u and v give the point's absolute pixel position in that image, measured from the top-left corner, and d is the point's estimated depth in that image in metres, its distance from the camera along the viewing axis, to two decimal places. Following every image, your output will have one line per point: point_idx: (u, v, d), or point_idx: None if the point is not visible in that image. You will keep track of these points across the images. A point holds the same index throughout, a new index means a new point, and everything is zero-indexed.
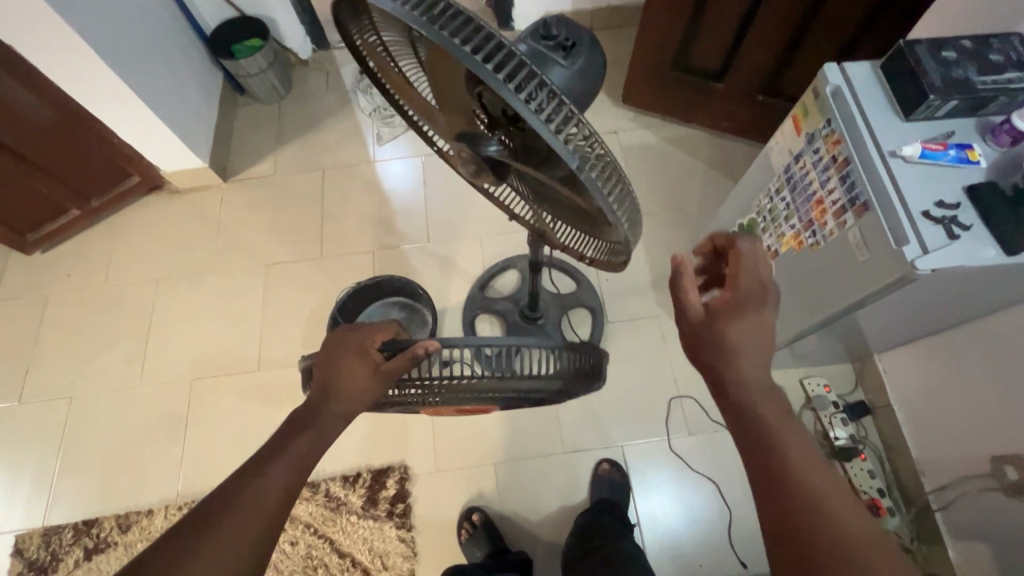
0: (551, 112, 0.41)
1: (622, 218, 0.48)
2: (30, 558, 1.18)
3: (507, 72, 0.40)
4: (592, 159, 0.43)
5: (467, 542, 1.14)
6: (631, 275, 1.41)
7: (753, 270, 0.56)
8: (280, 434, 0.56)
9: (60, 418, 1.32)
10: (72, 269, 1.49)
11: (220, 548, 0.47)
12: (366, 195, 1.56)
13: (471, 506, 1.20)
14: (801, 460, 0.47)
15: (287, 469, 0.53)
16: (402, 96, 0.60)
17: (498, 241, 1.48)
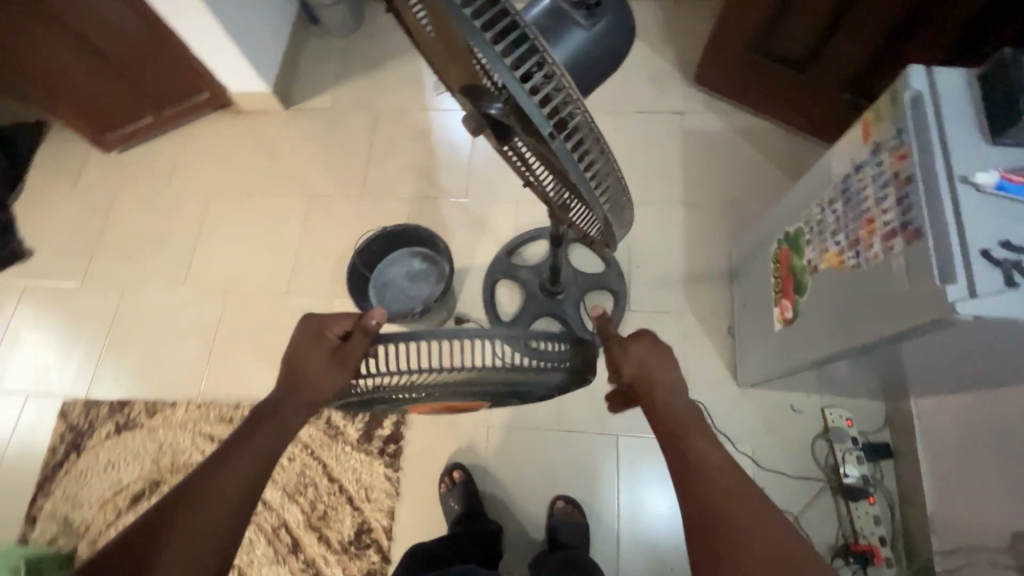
0: (530, 73, 0.39)
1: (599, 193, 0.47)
2: (72, 422, 1.33)
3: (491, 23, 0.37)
4: (569, 127, 0.42)
5: (448, 495, 1.18)
6: (664, 266, 1.35)
7: None
8: (246, 426, 0.63)
9: (113, 305, 1.45)
10: (141, 172, 1.60)
11: (189, 528, 0.56)
12: (415, 141, 1.56)
13: (454, 463, 1.23)
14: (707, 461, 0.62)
15: (251, 458, 0.61)
16: (418, 38, 0.58)
17: (535, 209, 1.45)
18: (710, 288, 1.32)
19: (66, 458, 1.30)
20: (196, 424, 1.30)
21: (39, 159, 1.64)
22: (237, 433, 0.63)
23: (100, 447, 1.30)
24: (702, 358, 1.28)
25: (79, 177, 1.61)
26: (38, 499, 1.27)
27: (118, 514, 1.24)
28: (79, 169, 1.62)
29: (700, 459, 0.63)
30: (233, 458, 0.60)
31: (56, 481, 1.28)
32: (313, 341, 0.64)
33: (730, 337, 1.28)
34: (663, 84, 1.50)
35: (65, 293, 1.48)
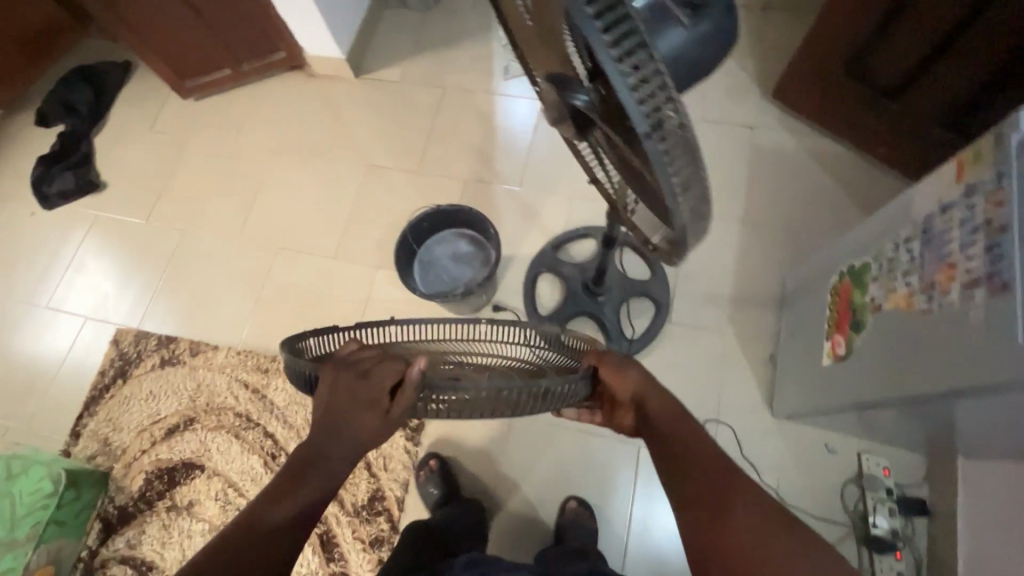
0: (635, 68, 0.37)
1: (683, 204, 0.45)
2: (122, 349, 1.40)
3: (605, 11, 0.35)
4: (666, 129, 0.39)
5: (427, 481, 1.20)
6: (713, 282, 1.31)
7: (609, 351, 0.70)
8: (291, 473, 0.57)
9: (173, 245, 1.52)
10: (213, 121, 1.66)
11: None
12: (477, 123, 1.56)
13: (430, 452, 1.24)
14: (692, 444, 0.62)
15: (295, 512, 0.56)
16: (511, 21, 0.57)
17: (587, 207, 1.43)
18: (757, 311, 1.28)
19: (113, 382, 1.37)
20: (234, 369, 1.35)
21: (124, 97, 1.72)
22: (282, 475, 0.58)
23: (144, 376, 1.36)
24: (739, 382, 1.24)
25: (157, 120, 1.68)
26: (84, 417, 1.34)
27: (153, 443, 1.30)
28: (158, 111, 1.69)
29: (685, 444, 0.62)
30: (274, 510, 0.56)
31: (101, 402, 1.35)
32: (357, 402, 0.51)
33: (770, 365, 1.24)
34: (739, 95, 1.45)
35: (131, 228, 1.56)
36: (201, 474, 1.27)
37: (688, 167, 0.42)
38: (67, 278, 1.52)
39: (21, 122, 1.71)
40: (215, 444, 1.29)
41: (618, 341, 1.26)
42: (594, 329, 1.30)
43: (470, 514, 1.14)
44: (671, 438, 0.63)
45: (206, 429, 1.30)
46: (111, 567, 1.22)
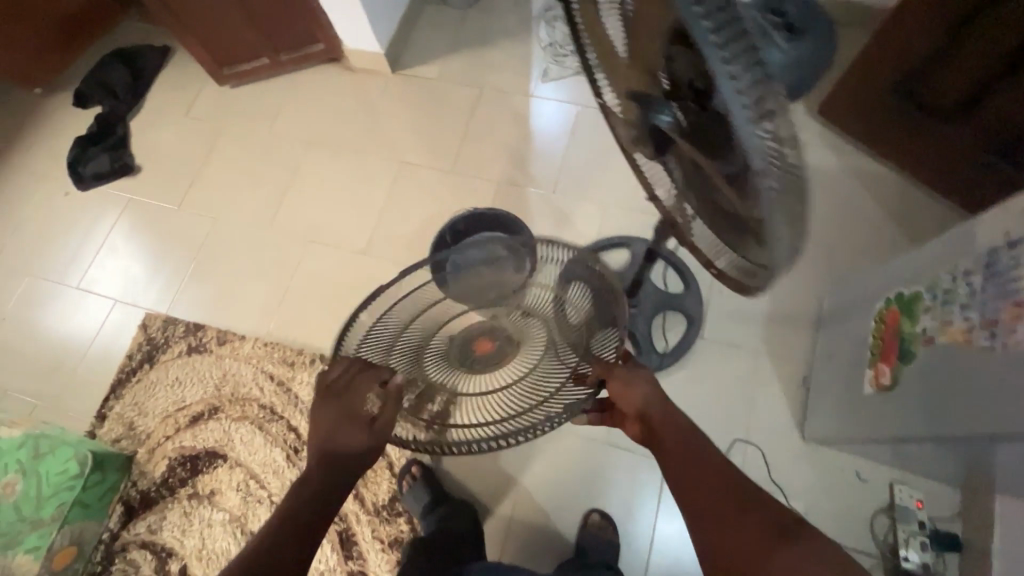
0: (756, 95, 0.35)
1: (780, 244, 0.42)
2: (150, 334, 1.41)
3: (724, 31, 0.35)
4: (781, 162, 0.37)
5: (414, 487, 1.19)
6: (747, 299, 1.29)
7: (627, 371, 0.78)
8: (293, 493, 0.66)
9: (203, 232, 1.52)
10: (248, 110, 1.66)
11: None
12: (512, 125, 1.55)
13: (412, 459, 1.23)
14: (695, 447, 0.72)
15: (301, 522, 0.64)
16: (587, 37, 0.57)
17: (622, 217, 1.42)
18: (792, 332, 1.25)
19: (139, 367, 1.37)
20: (260, 360, 1.35)
21: (160, 81, 1.72)
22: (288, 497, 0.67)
23: (171, 362, 1.37)
24: (770, 403, 1.21)
25: (192, 106, 1.68)
26: (110, 399, 1.35)
27: (178, 430, 1.31)
28: (193, 97, 1.69)
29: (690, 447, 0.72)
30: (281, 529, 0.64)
31: (128, 386, 1.36)
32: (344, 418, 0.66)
33: (804, 388, 1.21)
34: None
35: (162, 213, 1.56)
36: (224, 463, 1.27)
37: (794, 204, 0.39)
38: (98, 260, 1.53)
39: (58, 102, 1.72)
40: (239, 434, 1.29)
41: (649, 354, 1.24)
42: None
43: (463, 512, 1.16)
44: (674, 444, 0.73)
45: (230, 419, 1.30)
46: (132, 551, 1.23)
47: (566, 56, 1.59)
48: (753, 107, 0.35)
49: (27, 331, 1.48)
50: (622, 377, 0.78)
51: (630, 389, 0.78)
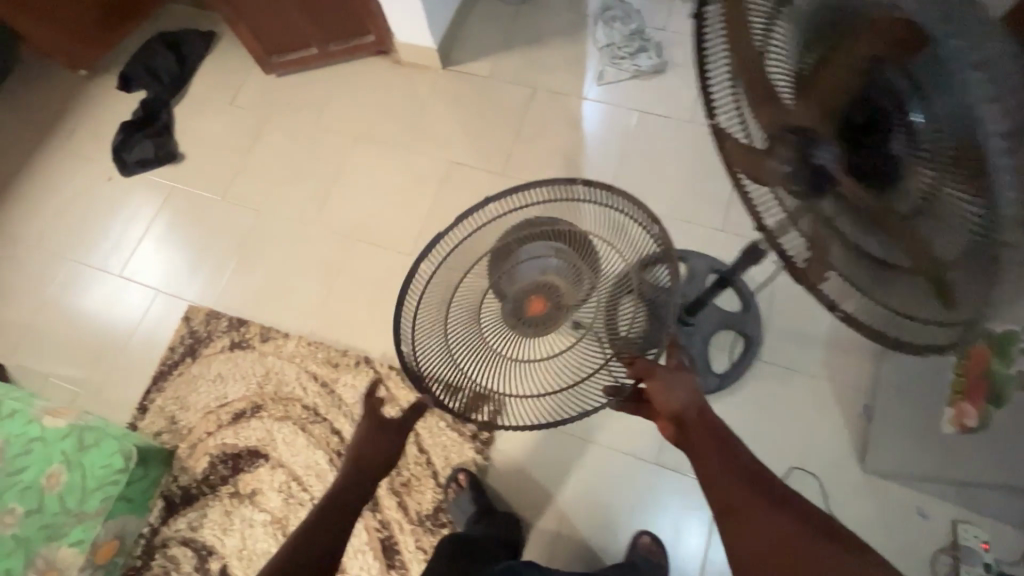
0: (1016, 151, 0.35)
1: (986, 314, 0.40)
2: (193, 327, 1.39)
3: (989, 66, 0.35)
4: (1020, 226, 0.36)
5: (461, 496, 1.17)
6: (807, 322, 1.25)
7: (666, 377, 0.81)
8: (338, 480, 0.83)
9: (247, 225, 1.50)
10: (293, 101, 1.63)
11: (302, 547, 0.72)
12: (565, 128, 1.50)
13: (458, 467, 1.21)
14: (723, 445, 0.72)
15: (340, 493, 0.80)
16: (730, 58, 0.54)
17: (677, 230, 1.38)
18: (854, 358, 1.22)
19: (181, 360, 1.36)
20: (304, 360, 1.33)
21: (204, 67, 1.69)
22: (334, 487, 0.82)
23: (213, 357, 1.35)
24: (829, 431, 1.18)
25: (236, 95, 1.65)
26: (152, 392, 1.34)
27: (219, 426, 1.29)
28: (238, 85, 1.66)
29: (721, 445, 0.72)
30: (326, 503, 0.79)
31: (169, 379, 1.35)
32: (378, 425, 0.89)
33: (866, 416, 1.17)
34: None
35: (205, 204, 1.54)
36: (265, 463, 1.25)
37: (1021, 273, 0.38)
38: (140, 249, 1.51)
39: (102, 85, 1.70)
40: (281, 434, 1.27)
41: (705, 375, 1.20)
42: None
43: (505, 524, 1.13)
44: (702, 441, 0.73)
45: (273, 418, 1.29)
46: (172, 547, 1.23)
47: (624, 58, 1.53)
48: (1017, 148, 0.35)
49: (67, 319, 1.47)
50: (660, 380, 0.80)
51: (665, 391, 0.79)
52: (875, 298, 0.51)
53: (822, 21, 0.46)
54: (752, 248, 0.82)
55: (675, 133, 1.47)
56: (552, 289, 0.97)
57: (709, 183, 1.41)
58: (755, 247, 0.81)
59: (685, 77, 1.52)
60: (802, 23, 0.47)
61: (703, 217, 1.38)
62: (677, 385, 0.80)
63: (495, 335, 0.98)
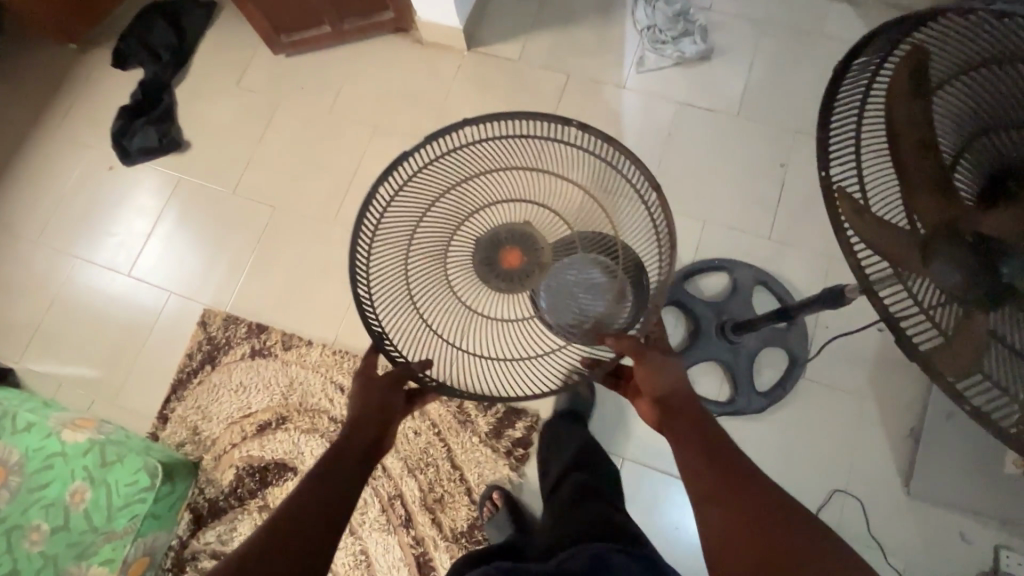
0: None
1: None
2: (210, 332, 1.33)
3: None
4: None
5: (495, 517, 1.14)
6: (855, 340, 1.20)
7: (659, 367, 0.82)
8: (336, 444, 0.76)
9: (263, 222, 1.42)
10: (305, 83, 1.51)
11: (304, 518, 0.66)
12: (602, 121, 1.40)
13: (492, 485, 1.19)
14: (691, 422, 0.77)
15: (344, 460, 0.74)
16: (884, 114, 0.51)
17: (721, 237, 1.30)
18: (904, 378, 1.18)
19: (200, 368, 1.31)
20: (329, 370, 1.28)
21: (205, 43, 1.55)
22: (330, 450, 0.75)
23: (234, 365, 1.30)
24: (872, 453, 1.15)
25: (243, 76, 1.52)
26: (172, 401, 1.29)
27: (244, 438, 1.26)
28: (244, 64, 1.53)
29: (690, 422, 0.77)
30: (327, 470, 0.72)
31: (189, 387, 1.30)
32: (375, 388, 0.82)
33: (913, 438, 1.15)
34: None
35: (216, 198, 1.45)
36: (294, 477, 1.22)
37: None
38: (148, 248, 1.43)
39: (94, 62, 1.56)
40: (309, 448, 1.24)
41: (748, 394, 1.17)
42: (719, 375, 1.21)
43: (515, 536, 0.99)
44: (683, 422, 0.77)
45: (299, 431, 1.25)
46: (202, 560, 1.21)
47: (667, 42, 1.40)
48: None
49: (76, 322, 1.40)
50: (650, 364, 0.82)
51: (653, 375, 0.82)
52: (1021, 402, 0.46)
53: (992, 103, 0.44)
54: (835, 294, 0.76)
55: (720, 129, 1.37)
56: (531, 243, 0.91)
57: (755, 186, 1.32)
58: (838, 293, 0.76)
59: (732, 66, 1.40)
60: (979, 95, 0.45)
61: (748, 223, 1.30)
62: (667, 368, 0.83)
63: (460, 281, 0.92)
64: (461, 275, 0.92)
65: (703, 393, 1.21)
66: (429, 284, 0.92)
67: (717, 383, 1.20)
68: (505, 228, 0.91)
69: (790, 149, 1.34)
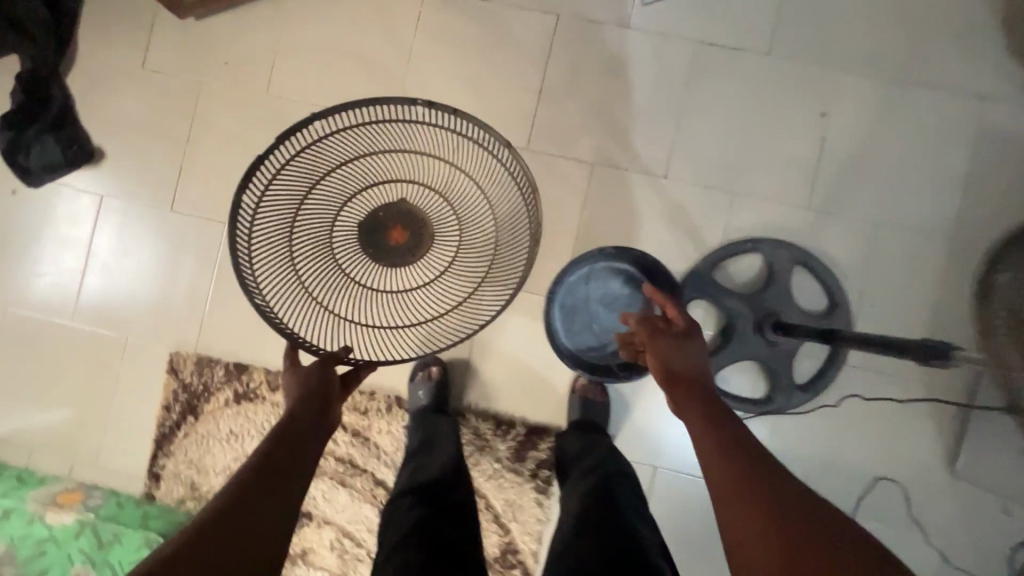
0: None
1: None
2: (184, 380, 1.18)
3: None
4: None
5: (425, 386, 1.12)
6: (899, 317, 1.10)
7: (685, 351, 0.77)
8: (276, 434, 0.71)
9: (216, 243, 1.21)
10: (229, 56, 1.20)
11: (241, 530, 0.60)
12: (604, 74, 1.14)
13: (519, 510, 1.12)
14: (696, 374, 0.75)
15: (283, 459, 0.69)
16: None
17: (753, 212, 1.12)
18: None
19: (183, 420, 1.18)
20: None
21: (90, 14, 1.22)
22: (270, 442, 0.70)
23: (219, 414, 1.17)
24: (916, 435, 1.09)
25: (149, 54, 1.21)
26: (159, 458, 1.18)
27: None
28: (146, 40, 1.21)
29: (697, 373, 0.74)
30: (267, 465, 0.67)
31: (174, 442, 1.18)
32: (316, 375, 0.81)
33: (959, 418, 1.08)
34: (972, 56, 1.10)
35: (152, 219, 1.22)
36: (309, 522, 1.15)
37: None
38: (87, 287, 1.23)
39: None
40: (319, 491, 1.15)
41: (786, 392, 1.08)
42: (753, 370, 1.11)
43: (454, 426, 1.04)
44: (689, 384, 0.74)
45: None
46: None
47: None
48: None
49: (27, 384, 1.23)
50: (674, 346, 0.77)
51: (679, 353, 0.76)
52: None
53: None
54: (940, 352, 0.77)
55: (746, 73, 1.12)
56: (403, 217, 1.07)
57: (790, 142, 1.12)
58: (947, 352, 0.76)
59: None
60: None
61: (782, 190, 1.12)
62: (691, 351, 0.77)
63: (348, 257, 1.08)
64: (348, 256, 1.07)
65: (737, 393, 1.11)
66: (318, 264, 1.06)
67: (753, 382, 1.10)
68: (381, 209, 1.07)
69: (831, 93, 1.12)
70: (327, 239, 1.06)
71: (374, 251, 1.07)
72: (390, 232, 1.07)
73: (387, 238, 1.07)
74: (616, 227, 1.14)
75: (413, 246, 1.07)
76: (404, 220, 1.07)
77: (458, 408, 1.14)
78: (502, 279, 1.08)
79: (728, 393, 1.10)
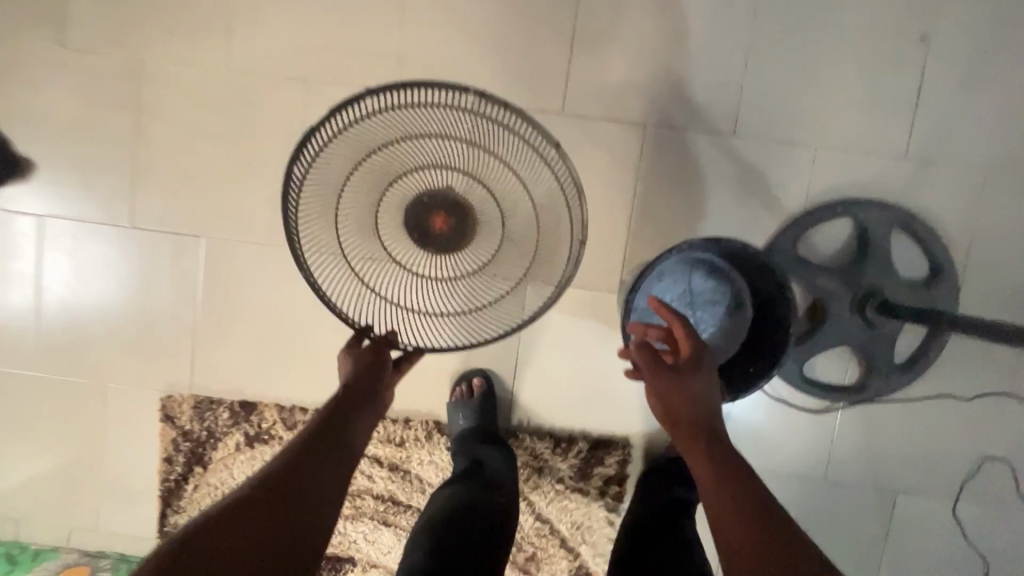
0: None
1: None
2: (183, 427, 1.01)
3: None
4: None
5: (467, 402, 0.96)
6: (1011, 278, 0.95)
7: (694, 385, 0.69)
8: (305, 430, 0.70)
9: (194, 263, 1.00)
10: (174, 26, 0.95)
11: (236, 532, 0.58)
12: (650, 11, 0.92)
13: (587, 533, 1.00)
14: (703, 399, 0.69)
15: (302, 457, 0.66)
16: None
17: (842, 167, 0.94)
18: None
19: (190, 472, 1.01)
20: None
21: None
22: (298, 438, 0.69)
23: (231, 461, 1.01)
24: None
25: (70, 32, 0.96)
26: (170, 515, 1.03)
27: None
28: (63, 14, 0.95)
29: (700, 398, 0.69)
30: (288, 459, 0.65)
31: (184, 497, 1.02)
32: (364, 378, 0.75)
33: None
34: None
35: (111, 241, 1.00)
36: (353, 568, 1.02)
37: None
38: (45, 331, 1.02)
39: None
40: (360, 533, 1.01)
41: (885, 375, 0.94)
42: (846, 353, 0.96)
43: (502, 462, 0.92)
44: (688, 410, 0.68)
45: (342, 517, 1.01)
46: None
47: None
48: None
49: None
50: (682, 376, 0.69)
51: (687, 389, 0.69)
52: None
53: None
54: None
55: None
56: (451, 203, 0.89)
57: (881, 78, 0.92)
58: None
59: None
60: None
61: (873, 138, 0.93)
62: (699, 390, 0.69)
63: (394, 239, 0.91)
64: (394, 237, 0.91)
65: (828, 380, 0.97)
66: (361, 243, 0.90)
67: (845, 367, 0.96)
68: (427, 193, 0.89)
69: (933, 8, 0.90)
70: (371, 218, 0.90)
71: (417, 235, 0.90)
72: (435, 218, 0.89)
73: (431, 224, 0.89)
74: (677, 200, 0.95)
75: (465, 230, 0.90)
76: (451, 202, 0.89)
77: (509, 427, 1.00)
78: (549, 268, 0.91)
79: (818, 383, 0.96)
